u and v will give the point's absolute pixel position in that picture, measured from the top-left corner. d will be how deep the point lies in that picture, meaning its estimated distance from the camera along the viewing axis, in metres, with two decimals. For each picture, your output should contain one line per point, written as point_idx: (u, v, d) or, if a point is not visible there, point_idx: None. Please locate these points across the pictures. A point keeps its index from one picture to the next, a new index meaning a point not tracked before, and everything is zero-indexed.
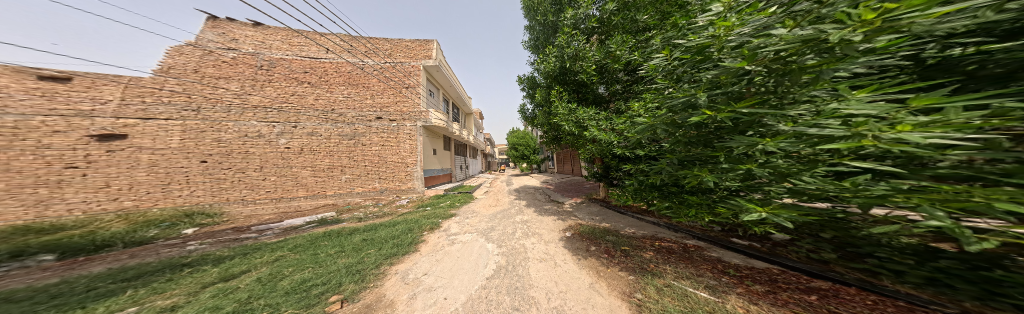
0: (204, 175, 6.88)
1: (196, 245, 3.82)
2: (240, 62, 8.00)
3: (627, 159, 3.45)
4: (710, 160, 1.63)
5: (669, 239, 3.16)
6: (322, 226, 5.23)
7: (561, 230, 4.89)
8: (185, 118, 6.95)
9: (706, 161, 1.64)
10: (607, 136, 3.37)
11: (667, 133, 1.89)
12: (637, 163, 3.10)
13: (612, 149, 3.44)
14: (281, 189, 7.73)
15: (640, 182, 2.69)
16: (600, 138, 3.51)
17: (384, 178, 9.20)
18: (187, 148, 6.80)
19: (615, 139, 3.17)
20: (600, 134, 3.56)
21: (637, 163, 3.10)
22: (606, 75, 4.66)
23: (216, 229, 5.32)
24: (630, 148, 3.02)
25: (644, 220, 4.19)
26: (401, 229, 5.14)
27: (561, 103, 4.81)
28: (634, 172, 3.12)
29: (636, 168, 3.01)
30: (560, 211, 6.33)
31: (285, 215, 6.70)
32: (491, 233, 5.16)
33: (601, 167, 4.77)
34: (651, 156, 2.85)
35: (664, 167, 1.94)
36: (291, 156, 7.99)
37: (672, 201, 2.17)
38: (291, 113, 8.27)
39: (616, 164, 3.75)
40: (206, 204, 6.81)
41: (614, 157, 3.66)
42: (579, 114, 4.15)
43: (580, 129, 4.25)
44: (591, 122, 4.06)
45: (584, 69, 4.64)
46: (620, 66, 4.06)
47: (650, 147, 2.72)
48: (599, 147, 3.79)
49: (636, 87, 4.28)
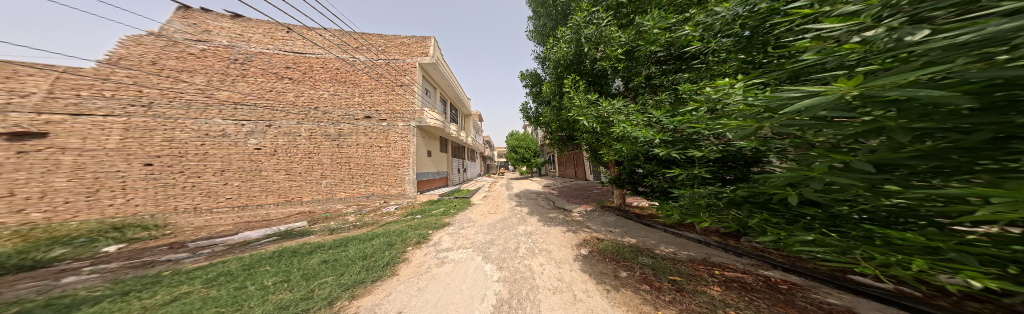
0: (146, 181, 5.81)
1: (79, 274, 2.67)
2: (210, 55, 7.11)
3: (668, 162, 2.64)
4: (979, 169, 0.67)
5: (734, 267, 2.39)
6: (281, 240, 4.21)
7: (574, 245, 4.01)
8: (131, 114, 5.84)
9: (963, 170, 0.68)
10: (646, 134, 2.52)
11: (861, 114, 0.83)
12: (684, 168, 2.32)
13: (650, 149, 2.62)
14: (246, 195, 6.69)
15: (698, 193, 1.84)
16: (631, 134, 2.71)
17: (370, 182, 8.30)
18: (128, 148, 5.72)
19: (656, 137, 2.35)
20: (631, 129, 2.76)
21: (687, 168, 2.32)
22: (635, 59, 3.88)
23: (147, 246, 4.29)
24: (680, 151, 2.20)
25: (677, 235, 3.44)
26: (380, 244, 4.18)
27: (578, 95, 4.11)
28: (682, 180, 2.33)
29: (682, 176, 2.21)
30: (569, 221, 5.47)
31: (244, 226, 5.67)
32: (490, 249, 4.23)
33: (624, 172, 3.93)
34: (706, 158, 2.09)
35: (833, 177, 0.87)
36: (261, 157, 7.02)
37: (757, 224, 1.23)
38: (264, 109, 7.33)
39: (648, 169, 2.96)
40: (146, 214, 5.68)
41: (646, 157, 2.82)
42: (601, 106, 3.40)
43: (602, 120, 3.43)
44: (618, 115, 3.24)
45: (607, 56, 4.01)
46: (653, 49, 3.29)
47: (709, 147, 2.03)
48: (625, 146, 2.96)
49: (665, 76, 3.56)
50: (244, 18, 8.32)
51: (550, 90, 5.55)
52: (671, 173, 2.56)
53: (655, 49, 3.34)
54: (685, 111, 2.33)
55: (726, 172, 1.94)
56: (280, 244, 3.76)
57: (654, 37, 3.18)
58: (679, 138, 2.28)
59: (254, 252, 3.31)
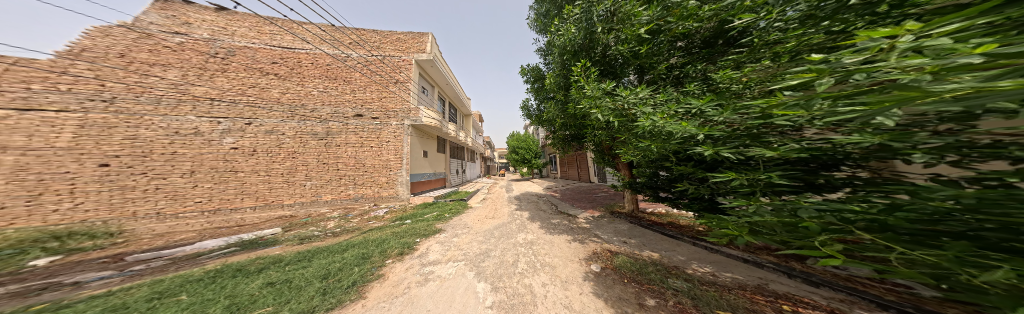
0: (100, 182, 5.20)
1: None
2: (187, 48, 6.55)
3: (712, 163, 1.94)
4: None
5: (812, 303, 1.66)
6: (239, 252, 3.60)
7: (581, 259, 3.33)
8: (88, 110, 5.28)
9: None
10: (683, 127, 1.85)
11: None
12: (739, 172, 1.61)
13: (690, 148, 1.96)
14: (218, 198, 6.13)
15: (782, 207, 1.17)
16: (664, 129, 2.06)
17: (359, 184, 7.75)
18: (80, 148, 5.11)
19: (701, 130, 1.67)
20: (663, 121, 2.10)
21: (746, 172, 1.60)
22: (658, 42, 3.30)
23: (85, 259, 3.71)
24: (733, 149, 1.53)
25: (714, 251, 2.72)
26: (351, 258, 3.54)
27: (591, 83, 3.47)
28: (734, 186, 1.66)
29: (736, 183, 1.52)
30: (574, 228, 4.82)
31: (210, 233, 5.11)
32: (484, 263, 3.54)
33: (644, 176, 3.25)
34: (777, 159, 1.41)
35: None
36: (237, 157, 6.47)
37: (980, 277, 0.57)
38: (244, 106, 6.80)
39: (679, 171, 2.33)
40: (98, 220, 5.08)
41: (681, 157, 2.18)
42: (624, 96, 2.75)
43: (622, 110, 2.76)
44: (643, 106, 2.57)
45: (626, 38, 3.42)
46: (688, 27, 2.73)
47: (784, 144, 1.36)
48: (653, 145, 2.28)
49: (691, 65, 3.12)
50: (229, 10, 7.77)
51: (555, 81, 4.95)
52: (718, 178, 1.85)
53: (689, 26, 2.80)
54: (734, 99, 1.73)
55: (815, 174, 1.27)
56: (224, 261, 3.08)
57: (689, 12, 2.62)
58: (735, 132, 1.60)
59: (186, 272, 2.65)
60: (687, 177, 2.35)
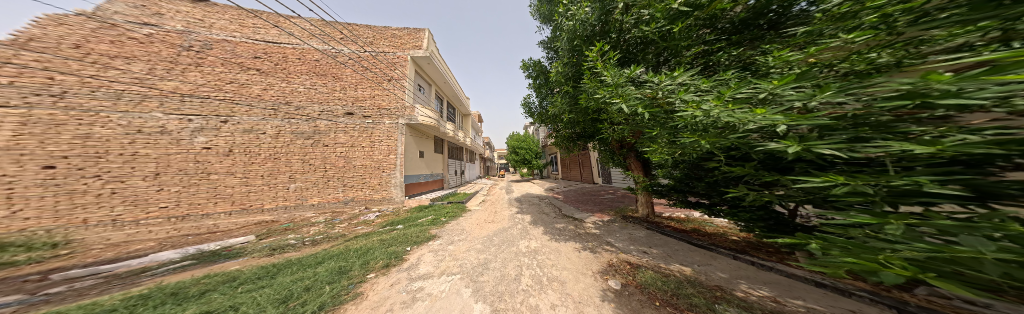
0: (43, 186, 4.57)
1: None
2: (157, 40, 6.00)
3: (781, 161, 1.39)
4: None
5: None
6: (189, 268, 3.01)
7: (598, 274, 2.80)
8: (32, 104, 4.60)
9: None
10: (754, 114, 1.24)
11: None
12: (844, 174, 1.06)
13: (755, 145, 1.37)
14: (187, 203, 5.60)
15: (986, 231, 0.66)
16: (718, 119, 1.44)
17: (349, 186, 7.23)
18: (21, 147, 4.49)
19: (793, 118, 1.07)
20: (720, 110, 1.44)
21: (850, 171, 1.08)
22: (692, 21, 2.78)
23: (10, 275, 3.13)
24: (841, 144, 0.98)
25: (768, 269, 2.18)
26: (325, 273, 2.98)
27: (609, 68, 2.94)
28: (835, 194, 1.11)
29: (840, 191, 0.99)
30: (581, 234, 4.30)
31: (173, 242, 4.54)
32: (483, 278, 3.00)
33: (674, 179, 2.72)
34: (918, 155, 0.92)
35: None
36: (212, 158, 5.94)
37: None
38: (221, 103, 6.27)
39: (727, 173, 1.80)
40: (41, 229, 4.47)
41: (734, 154, 1.61)
42: (657, 81, 2.16)
43: (651, 98, 2.12)
44: (683, 93, 1.93)
45: (653, 15, 2.89)
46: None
47: (934, 129, 0.87)
48: (696, 142, 1.68)
49: (722, 52, 2.67)
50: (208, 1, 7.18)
51: (563, 71, 4.45)
52: (797, 181, 1.31)
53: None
54: (825, 80, 1.20)
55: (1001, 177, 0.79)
56: (160, 281, 2.48)
57: None
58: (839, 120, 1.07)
59: (94, 303, 2.02)
60: (738, 180, 1.82)
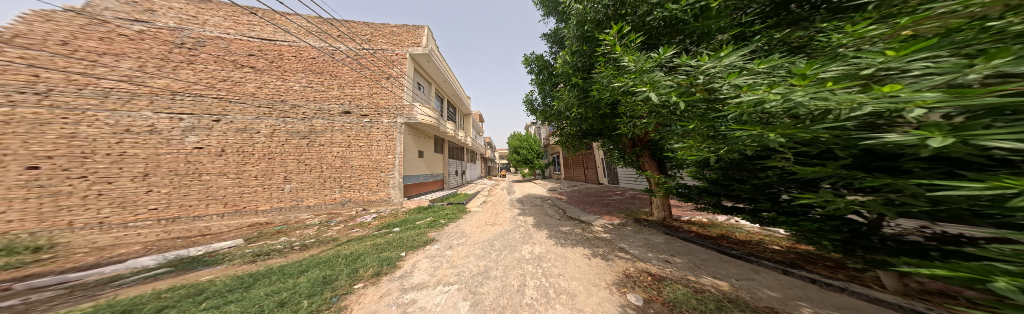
0: (27, 187, 4.44)
1: None
2: (149, 37, 5.87)
3: (883, 159, 0.96)
4: None
5: None
6: (159, 277, 2.74)
7: (615, 285, 2.41)
8: (17, 103, 4.45)
9: None
10: (872, 93, 0.80)
11: None
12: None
13: (861, 139, 0.92)
14: (177, 205, 5.45)
15: None
16: (800, 103, 0.97)
17: (346, 187, 6.98)
18: (5, 148, 4.35)
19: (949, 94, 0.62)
20: (805, 91, 0.98)
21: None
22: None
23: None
24: None
25: (839, 290, 1.75)
26: (306, 284, 2.66)
27: (632, 53, 2.53)
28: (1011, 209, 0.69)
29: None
30: (591, 239, 3.89)
31: (159, 246, 4.32)
32: (482, 289, 2.63)
33: (711, 181, 2.35)
34: None
35: None
36: (203, 159, 5.77)
37: None
38: (214, 101, 6.12)
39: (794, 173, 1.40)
40: (21, 233, 4.29)
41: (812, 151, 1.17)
42: (702, 63, 1.72)
43: (687, 84, 1.71)
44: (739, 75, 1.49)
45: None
46: None
47: None
48: (756, 136, 1.25)
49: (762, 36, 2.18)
50: None
51: (571, 61, 4.10)
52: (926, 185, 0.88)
53: None
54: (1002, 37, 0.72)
55: None
56: (117, 295, 2.22)
57: None
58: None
59: None
60: (808, 185, 1.39)
